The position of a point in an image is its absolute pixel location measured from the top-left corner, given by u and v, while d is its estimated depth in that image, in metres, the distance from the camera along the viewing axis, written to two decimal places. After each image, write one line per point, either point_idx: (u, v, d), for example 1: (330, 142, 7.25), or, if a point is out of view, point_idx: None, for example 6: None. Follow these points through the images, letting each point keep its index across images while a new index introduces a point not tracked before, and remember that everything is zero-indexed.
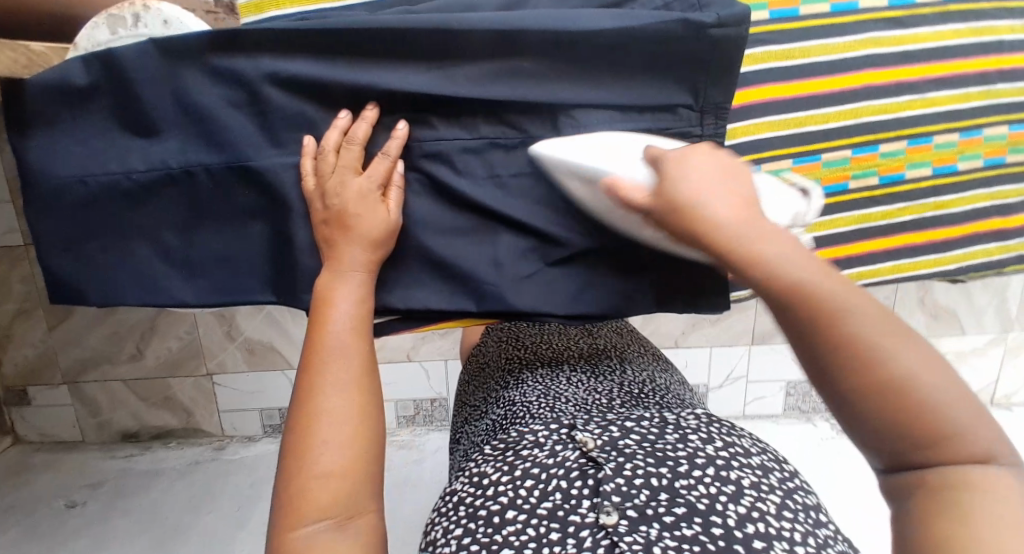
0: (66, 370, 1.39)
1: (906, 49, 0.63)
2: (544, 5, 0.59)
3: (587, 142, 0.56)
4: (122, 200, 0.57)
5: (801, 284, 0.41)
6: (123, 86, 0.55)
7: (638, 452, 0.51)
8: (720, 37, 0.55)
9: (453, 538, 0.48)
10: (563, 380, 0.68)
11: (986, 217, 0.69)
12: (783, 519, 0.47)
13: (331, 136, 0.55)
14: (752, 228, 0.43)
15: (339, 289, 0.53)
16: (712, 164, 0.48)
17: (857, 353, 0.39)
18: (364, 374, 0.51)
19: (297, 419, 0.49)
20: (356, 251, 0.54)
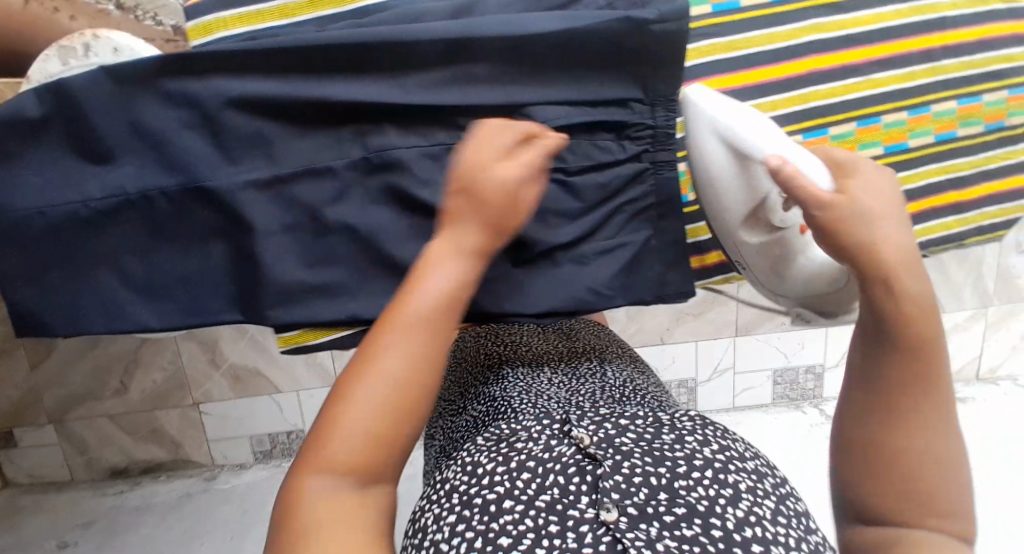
0: (52, 409, 1.37)
1: (848, 34, 0.65)
2: (494, 9, 0.59)
3: (752, 115, 0.55)
4: (82, 228, 0.57)
5: (918, 333, 0.45)
6: (76, 115, 0.56)
7: (634, 450, 0.49)
8: (661, 33, 0.57)
9: (446, 525, 0.47)
10: (544, 379, 0.67)
11: (940, 191, 0.70)
12: (778, 523, 0.45)
13: (501, 127, 0.53)
14: (910, 277, 0.46)
15: (448, 264, 0.49)
16: (887, 189, 0.48)
17: (912, 417, 0.45)
18: (433, 354, 0.47)
19: (351, 375, 0.46)
20: (473, 235, 0.50)
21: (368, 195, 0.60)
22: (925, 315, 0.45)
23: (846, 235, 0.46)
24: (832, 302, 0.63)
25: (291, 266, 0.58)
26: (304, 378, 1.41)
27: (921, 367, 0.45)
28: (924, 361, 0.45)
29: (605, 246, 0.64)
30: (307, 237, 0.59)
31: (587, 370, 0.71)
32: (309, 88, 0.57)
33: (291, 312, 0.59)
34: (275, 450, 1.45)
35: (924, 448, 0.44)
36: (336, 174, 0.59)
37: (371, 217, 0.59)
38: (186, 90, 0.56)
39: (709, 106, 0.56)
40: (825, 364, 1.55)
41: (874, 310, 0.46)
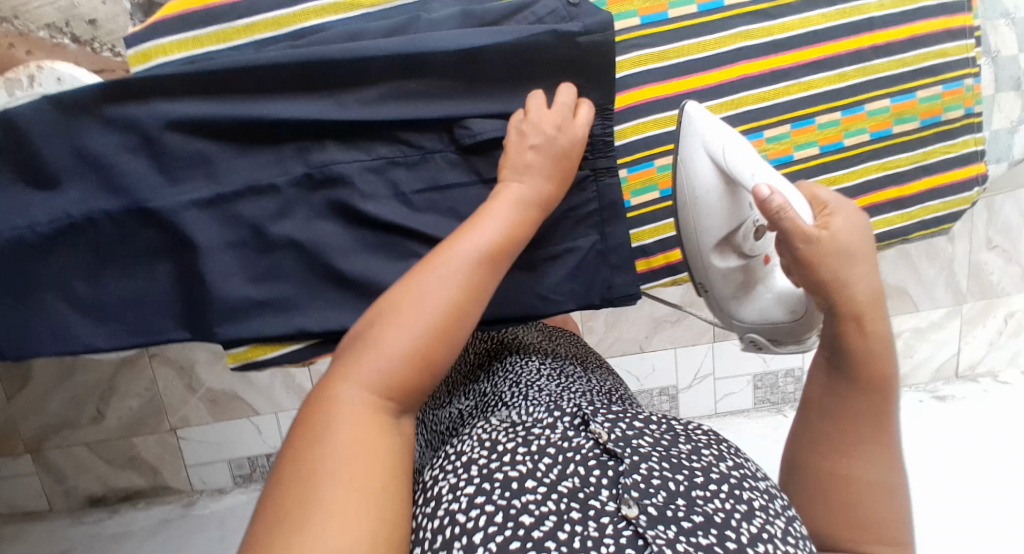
0: (28, 439, 1.37)
1: (776, 40, 0.67)
2: (428, 26, 0.61)
3: (730, 134, 0.59)
4: (24, 253, 0.57)
5: (879, 376, 0.51)
6: (18, 141, 0.57)
7: (653, 454, 0.46)
8: (588, 44, 0.60)
9: (463, 495, 0.44)
10: (536, 368, 0.64)
11: (880, 187, 0.72)
12: (789, 543, 0.43)
13: (553, 119, 0.57)
14: (879, 311, 0.52)
15: (494, 211, 0.53)
16: (864, 231, 0.52)
17: (869, 446, 0.52)
18: (465, 300, 0.48)
19: (386, 307, 0.47)
20: (519, 188, 0.55)
21: (313, 211, 0.61)
22: (886, 359, 0.51)
23: (818, 270, 0.51)
24: (785, 333, 0.68)
25: (235, 282, 0.59)
26: (283, 399, 1.40)
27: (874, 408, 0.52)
28: (880, 402, 0.52)
29: (550, 254, 0.65)
30: (252, 254, 0.60)
31: (576, 369, 0.69)
32: (248, 107, 0.58)
33: (237, 329, 0.59)
34: (254, 474, 1.44)
35: (871, 473, 0.51)
36: (279, 191, 0.60)
37: (315, 232, 0.60)
38: (125, 113, 0.57)
39: (695, 121, 0.60)
40: (804, 368, 1.55)
41: (836, 345, 0.53)
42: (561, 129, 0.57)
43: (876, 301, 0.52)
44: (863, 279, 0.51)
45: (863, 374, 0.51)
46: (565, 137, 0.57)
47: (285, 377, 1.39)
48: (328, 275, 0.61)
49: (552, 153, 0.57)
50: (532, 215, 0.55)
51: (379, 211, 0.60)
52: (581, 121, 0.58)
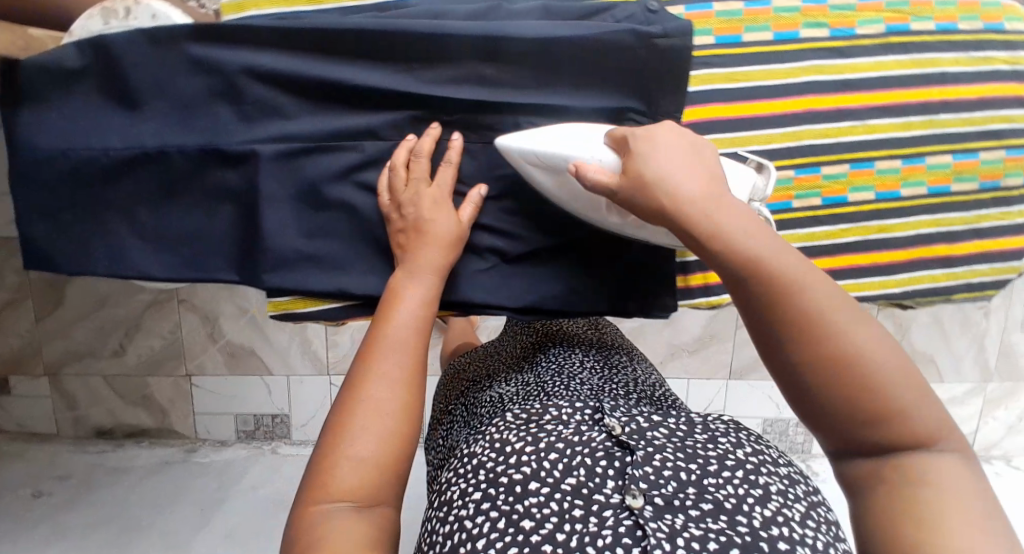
0: (49, 362, 1.40)
1: (846, 78, 0.67)
2: (510, 14, 0.61)
3: (545, 135, 0.58)
4: (100, 174, 0.61)
5: (775, 274, 0.43)
6: (111, 68, 0.59)
7: (667, 445, 0.51)
8: (666, 47, 0.59)
9: (472, 500, 0.49)
10: (576, 361, 0.74)
11: (930, 243, 0.71)
12: (807, 526, 0.47)
13: (396, 178, 0.60)
14: (713, 201, 0.46)
15: (411, 288, 0.57)
16: (678, 141, 0.51)
17: (821, 325, 0.42)
18: (413, 372, 0.53)
19: (350, 384, 0.52)
20: (432, 251, 0.58)
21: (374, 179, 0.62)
22: (755, 243, 0.44)
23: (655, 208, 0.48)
24: None
25: (289, 235, 0.62)
26: (298, 364, 1.43)
27: (805, 304, 0.42)
28: (797, 293, 0.43)
29: (593, 256, 0.66)
30: (309, 210, 0.62)
31: (617, 361, 0.79)
32: (331, 70, 0.60)
33: (282, 278, 0.62)
34: (257, 432, 1.46)
35: (848, 355, 0.41)
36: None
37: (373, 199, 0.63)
38: (214, 57, 0.60)
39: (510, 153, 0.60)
40: None
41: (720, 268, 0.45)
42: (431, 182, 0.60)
43: (711, 189, 0.47)
44: (696, 184, 0.47)
45: (757, 285, 0.43)
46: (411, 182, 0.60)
47: (303, 343, 1.41)
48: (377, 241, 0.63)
49: (432, 222, 0.58)
50: (435, 278, 0.57)
51: None
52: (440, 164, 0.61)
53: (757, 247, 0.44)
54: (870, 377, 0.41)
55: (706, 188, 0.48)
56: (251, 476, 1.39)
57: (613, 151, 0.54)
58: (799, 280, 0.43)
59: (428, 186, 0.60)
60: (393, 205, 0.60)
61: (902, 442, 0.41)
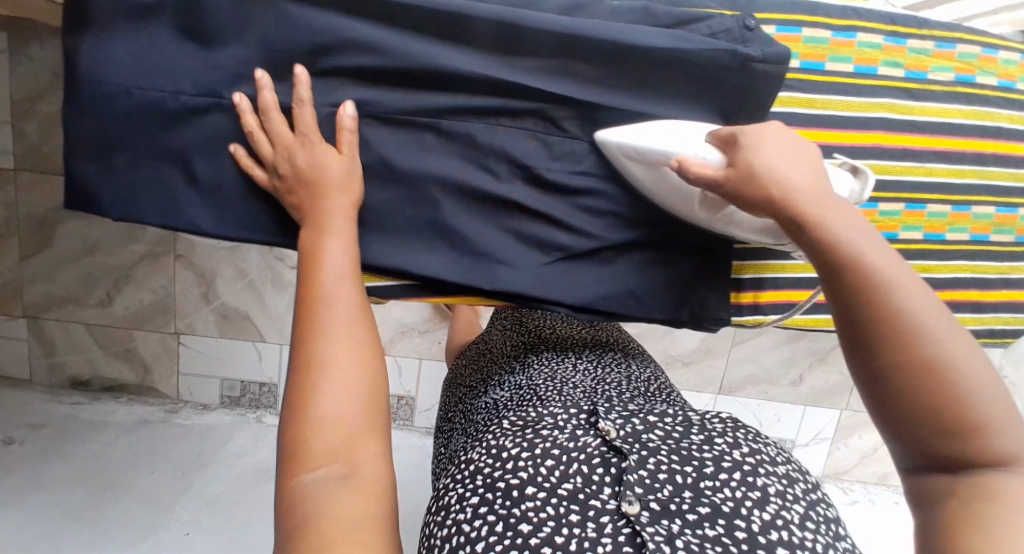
0: (30, 304, 1.34)
1: (913, 120, 0.69)
2: (607, 13, 0.61)
3: (647, 127, 0.58)
4: (165, 118, 0.58)
5: (873, 269, 0.44)
6: (190, 9, 0.57)
7: (660, 448, 0.53)
8: (761, 72, 0.58)
9: (469, 504, 0.51)
10: (569, 365, 0.74)
11: (965, 287, 0.74)
12: (806, 529, 0.48)
13: (263, 151, 0.58)
14: (820, 196, 0.47)
15: (325, 245, 0.57)
16: (789, 137, 0.51)
17: (915, 323, 0.42)
18: (364, 328, 0.55)
19: (303, 362, 0.52)
20: (335, 201, 0.58)
21: (450, 163, 0.63)
22: (854, 238, 0.45)
23: (758, 196, 0.49)
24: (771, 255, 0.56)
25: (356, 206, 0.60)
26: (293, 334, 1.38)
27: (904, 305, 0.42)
28: (896, 291, 0.43)
29: (651, 263, 0.67)
30: None
31: (612, 359, 0.79)
32: (422, 46, 0.59)
33: None
34: (242, 399, 1.42)
35: (936, 357, 0.41)
36: (434, 136, 0.63)
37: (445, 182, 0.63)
38: (303, 14, 0.58)
39: (608, 143, 0.61)
40: (796, 442, 1.53)
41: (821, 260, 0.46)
42: (296, 131, 0.59)
43: (818, 188, 0.48)
44: (806, 179, 0.48)
45: (857, 279, 0.44)
46: (281, 152, 0.58)
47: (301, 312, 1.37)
48: (444, 225, 0.63)
49: (313, 170, 0.58)
50: (346, 222, 0.58)
51: (506, 179, 0.63)
52: (283, 121, 0.58)
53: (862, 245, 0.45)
54: (954, 383, 0.40)
55: (813, 183, 0.49)
56: (234, 443, 1.36)
57: (717, 150, 0.53)
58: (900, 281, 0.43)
59: (293, 138, 0.58)
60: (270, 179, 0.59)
61: (974, 458, 0.40)
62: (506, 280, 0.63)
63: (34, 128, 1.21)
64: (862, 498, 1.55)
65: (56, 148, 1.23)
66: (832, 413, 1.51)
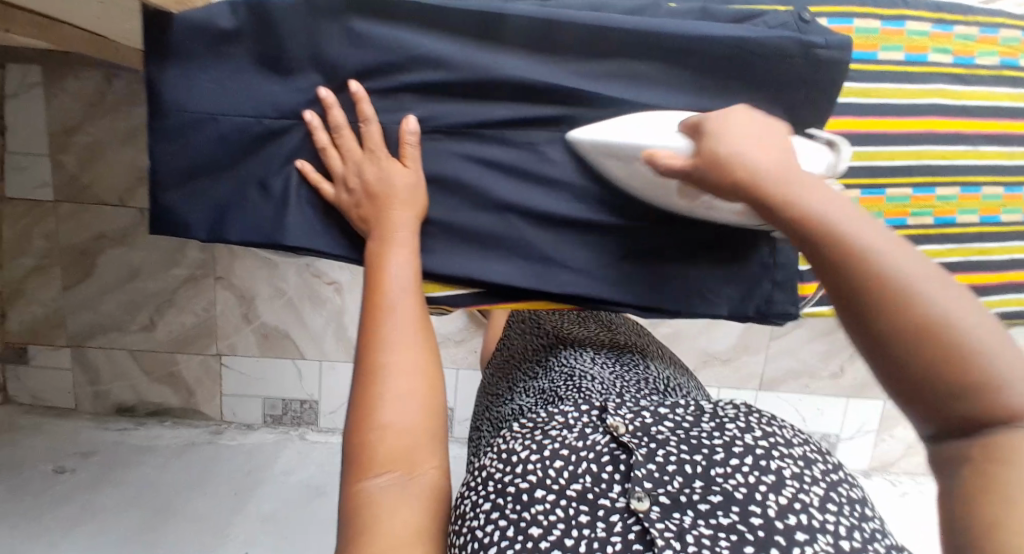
0: (74, 333, 1.35)
1: (963, 104, 0.70)
2: (664, 14, 0.63)
3: (616, 125, 0.59)
4: (244, 140, 0.61)
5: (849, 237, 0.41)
6: (268, 35, 0.60)
7: (671, 439, 0.51)
8: (825, 58, 0.59)
9: (482, 512, 0.49)
10: (588, 360, 0.72)
11: (1021, 267, 0.76)
12: (826, 511, 0.46)
13: (333, 167, 0.61)
14: (788, 172, 0.46)
15: (389, 256, 0.58)
16: (751, 120, 0.51)
17: (900, 286, 0.39)
18: (420, 331, 0.56)
19: (364, 373, 0.53)
20: (400, 213, 0.59)
21: (513, 169, 0.64)
22: (823, 207, 0.43)
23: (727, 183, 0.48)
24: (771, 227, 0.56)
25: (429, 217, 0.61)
26: (332, 349, 1.39)
27: (885, 265, 0.40)
28: (878, 256, 0.40)
29: (718, 258, 0.67)
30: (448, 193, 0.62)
31: (631, 358, 0.76)
32: (486, 58, 0.61)
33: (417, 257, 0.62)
34: (285, 417, 1.43)
35: (932, 317, 0.38)
36: (498, 144, 0.64)
37: (510, 189, 0.64)
38: (373, 33, 0.60)
39: (580, 144, 0.62)
40: (840, 436, 1.52)
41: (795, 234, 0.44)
42: (362, 147, 0.61)
43: (785, 164, 0.47)
44: (772, 157, 0.47)
45: (832, 247, 0.41)
46: (350, 167, 0.60)
47: (340, 328, 1.38)
48: (510, 231, 0.65)
49: (378, 183, 0.59)
50: (410, 235, 0.59)
51: (571, 181, 0.65)
52: (351, 137, 0.61)
53: (833, 212, 0.42)
54: (954, 342, 0.37)
55: (781, 160, 0.47)
56: (281, 461, 1.37)
57: (686, 137, 0.54)
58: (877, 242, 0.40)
59: (362, 153, 0.60)
60: (337, 191, 0.61)
61: (988, 417, 0.36)
62: (575, 281, 0.65)
63: (71, 160, 1.23)
64: (911, 490, 1.54)
65: (95, 178, 1.25)
66: (874, 404, 1.50)
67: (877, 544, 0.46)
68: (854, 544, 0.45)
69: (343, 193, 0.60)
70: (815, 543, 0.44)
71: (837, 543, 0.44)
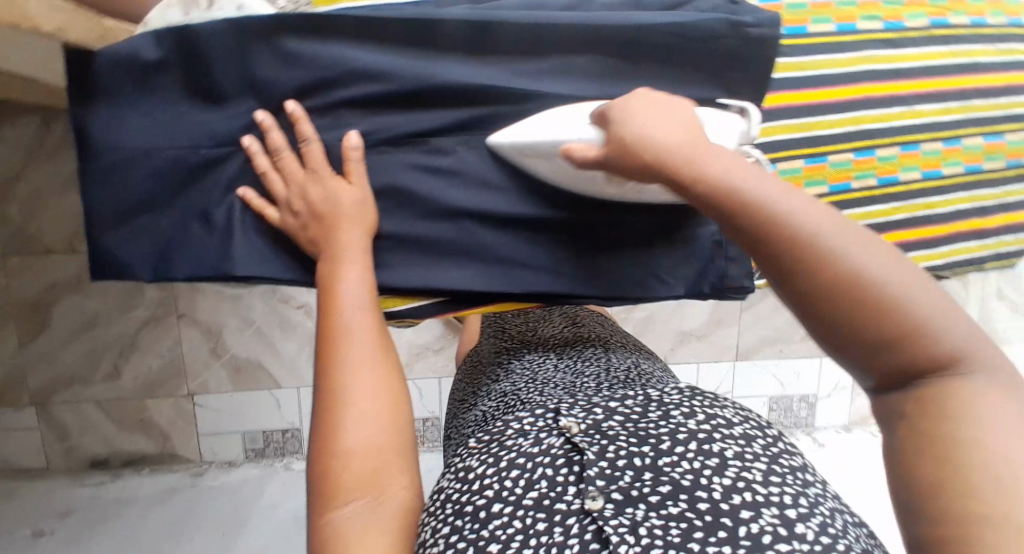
0: (36, 391, 1.30)
1: (898, 67, 0.72)
2: (596, 8, 0.64)
3: (537, 122, 0.59)
4: (184, 174, 0.60)
5: (761, 203, 0.41)
6: (196, 64, 0.58)
7: (620, 433, 0.52)
8: (757, 36, 0.61)
9: (442, 537, 0.47)
10: (550, 366, 0.73)
11: (966, 217, 0.78)
12: (770, 485, 0.47)
13: (276, 191, 0.59)
14: (693, 147, 0.46)
15: (341, 276, 0.57)
16: (655, 102, 0.52)
17: (817, 245, 0.39)
18: (379, 349, 0.56)
19: (324, 403, 0.53)
20: (349, 231, 0.58)
21: (463, 174, 0.64)
22: (734, 175, 0.43)
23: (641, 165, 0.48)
24: None
25: None
26: (307, 374, 1.36)
27: (809, 229, 0.40)
28: (793, 219, 0.40)
29: (677, 240, 0.68)
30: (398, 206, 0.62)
31: (593, 353, 0.77)
32: (424, 66, 0.61)
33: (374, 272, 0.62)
34: (267, 449, 1.40)
35: (851, 271, 0.38)
36: (446, 151, 0.64)
37: (461, 195, 0.64)
38: (306, 52, 0.59)
39: (501, 149, 0.62)
40: (818, 395, 1.56)
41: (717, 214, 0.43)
42: (305, 167, 0.60)
43: (690, 138, 0.47)
44: (676, 134, 0.47)
45: (748, 217, 0.41)
46: (294, 188, 0.59)
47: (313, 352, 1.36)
48: (465, 237, 0.64)
49: (324, 203, 0.58)
50: (361, 252, 0.59)
51: (524, 181, 0.65)
52: (292, 158, 0.59)
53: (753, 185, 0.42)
54: (882, 294, 0.37)
55: (685, 135, 0.48)
56: (268, 493, 1.34)
57: (596, 129, 0.54)
58: (799, 209, 0.40)
59: (304, 174, 0.59)
60: (282, 215, 0.59)
61: (920, 368, 0.37)
62: (535, 280, 0.65)
63: (16, 211, 1.19)
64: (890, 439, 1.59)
65: (42, 228, 1.20)
66: None
67: (822, 507, 0.47)
68: (799, 510, 0.45)
69: (290, 217, 0.59)
70: (761, 517, 0.44)
71: (782, 512, 0.45)
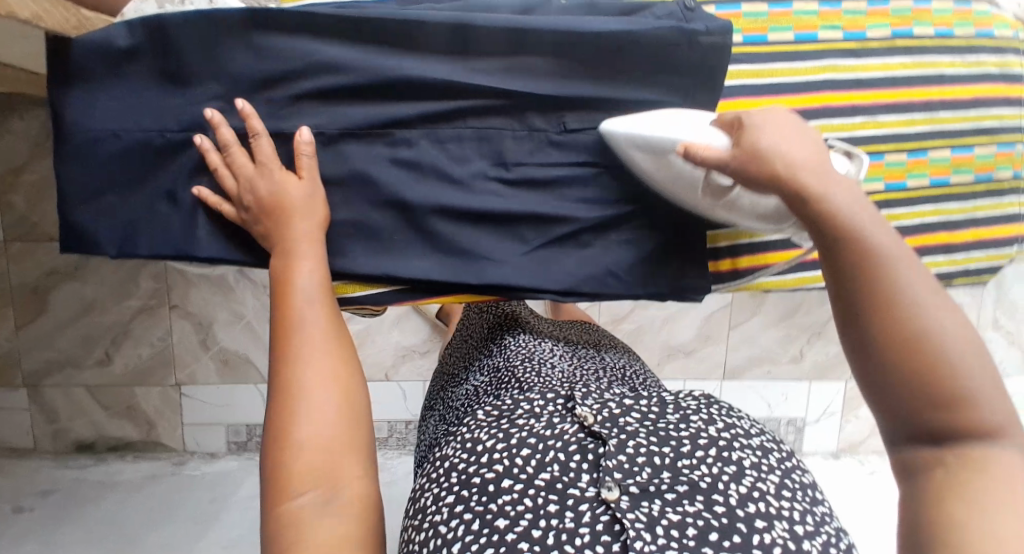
0: (30, 373, 1.34)
1: (859, 77, 0.73)
2: (553, 12, 0.66)
3: (657, 118, 0.60)
4: (152, 156, 0.63)
5: (868, 243, 0.45)
6: (166, 52, 0.61)
7: (639, 430, 0.51)
8: (709, 44, 0.62)
9: (445, 505, 0.49)
10: (546, 348, 0.73)
11: (932, 231, 0.77)
12: (782, 498, 0.48)
13: (229, 187, 0.61)
14: (822, 172, 0.48)
15: (296, 267, 0.59)
16: (793, 123, 0.53)
17: (905, 296, 0.42)
18: (330, 336, 0.57)
19: (280, 391, 0.53)
20: (297, 227, 0.60)
21: (421, 166, 0.66)
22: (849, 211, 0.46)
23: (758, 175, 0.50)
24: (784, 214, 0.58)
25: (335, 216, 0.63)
26: None
27: (901, 280, 0.43)
28: (893, 266, 0.43)
29: (631, 240, 0.69)
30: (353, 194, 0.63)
31: (586, 351, 0.77)
32: (384, 61, 0.63)
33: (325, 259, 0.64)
34: (249, 443, 1.42)
35: (928, 330, 0.41)
36: (407, 144, 0.66)
37: (418, 186, 0.65)
38: (271, 44, 0.62)
39: (614, 136, 0.63)
40: (806, 419, 1.54)
41: (822, 238, 0.47)
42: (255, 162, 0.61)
43: (821, 165, 0.49)
44: (808, 158, 0.49)
45: (850, 249, 0.45)
46: (245, 184, 0.60)
47: None
48: (422, 227, 0.66)
49: (273, 197, 0.60)
50: (311, 246, 0.60)
51: (484, 176, 0.66)
52: (242, 155, 0.61)
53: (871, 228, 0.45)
54: (941, 358, 0.40)
55: (817, 162, 0.50)
56: (246, 486, 1.35)
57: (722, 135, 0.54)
58: (904, 261, 0.43)
59: (253, 168, 0.61)
60: (238, 210, 0.61)
61: (953, 432, 0.40)
62: (489, 271, 0.66)
63: (20, 199, 1.23)
64: (880, 468, 1.55)
65: (43, 216, 1.25)
66: (837, 385, 1.52)
67: (827, 527, 0.48)
68: (806, 528, 0.46)
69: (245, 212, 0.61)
70: (774, 529, 0.45)
71: (793, 528, 0.46)
